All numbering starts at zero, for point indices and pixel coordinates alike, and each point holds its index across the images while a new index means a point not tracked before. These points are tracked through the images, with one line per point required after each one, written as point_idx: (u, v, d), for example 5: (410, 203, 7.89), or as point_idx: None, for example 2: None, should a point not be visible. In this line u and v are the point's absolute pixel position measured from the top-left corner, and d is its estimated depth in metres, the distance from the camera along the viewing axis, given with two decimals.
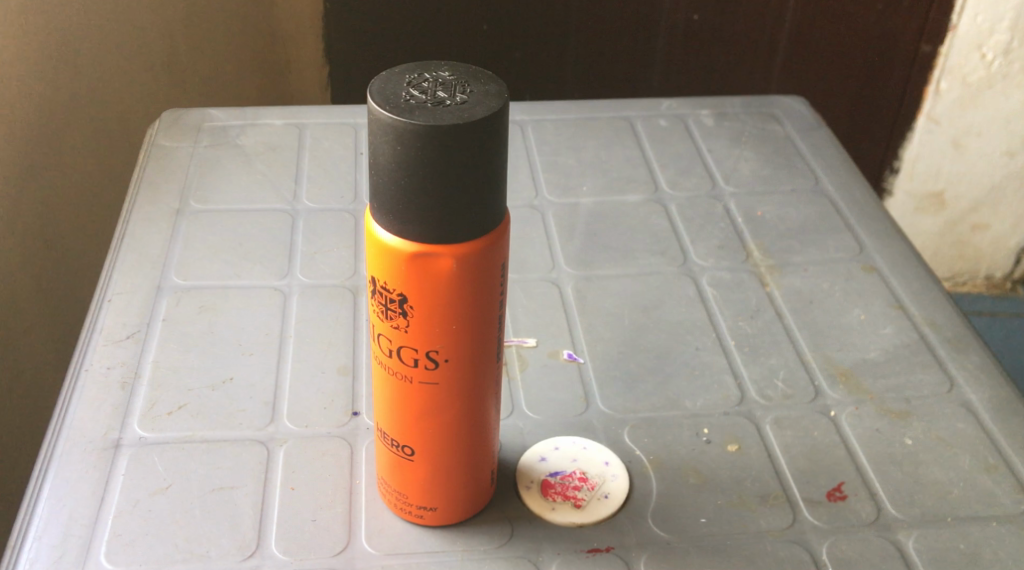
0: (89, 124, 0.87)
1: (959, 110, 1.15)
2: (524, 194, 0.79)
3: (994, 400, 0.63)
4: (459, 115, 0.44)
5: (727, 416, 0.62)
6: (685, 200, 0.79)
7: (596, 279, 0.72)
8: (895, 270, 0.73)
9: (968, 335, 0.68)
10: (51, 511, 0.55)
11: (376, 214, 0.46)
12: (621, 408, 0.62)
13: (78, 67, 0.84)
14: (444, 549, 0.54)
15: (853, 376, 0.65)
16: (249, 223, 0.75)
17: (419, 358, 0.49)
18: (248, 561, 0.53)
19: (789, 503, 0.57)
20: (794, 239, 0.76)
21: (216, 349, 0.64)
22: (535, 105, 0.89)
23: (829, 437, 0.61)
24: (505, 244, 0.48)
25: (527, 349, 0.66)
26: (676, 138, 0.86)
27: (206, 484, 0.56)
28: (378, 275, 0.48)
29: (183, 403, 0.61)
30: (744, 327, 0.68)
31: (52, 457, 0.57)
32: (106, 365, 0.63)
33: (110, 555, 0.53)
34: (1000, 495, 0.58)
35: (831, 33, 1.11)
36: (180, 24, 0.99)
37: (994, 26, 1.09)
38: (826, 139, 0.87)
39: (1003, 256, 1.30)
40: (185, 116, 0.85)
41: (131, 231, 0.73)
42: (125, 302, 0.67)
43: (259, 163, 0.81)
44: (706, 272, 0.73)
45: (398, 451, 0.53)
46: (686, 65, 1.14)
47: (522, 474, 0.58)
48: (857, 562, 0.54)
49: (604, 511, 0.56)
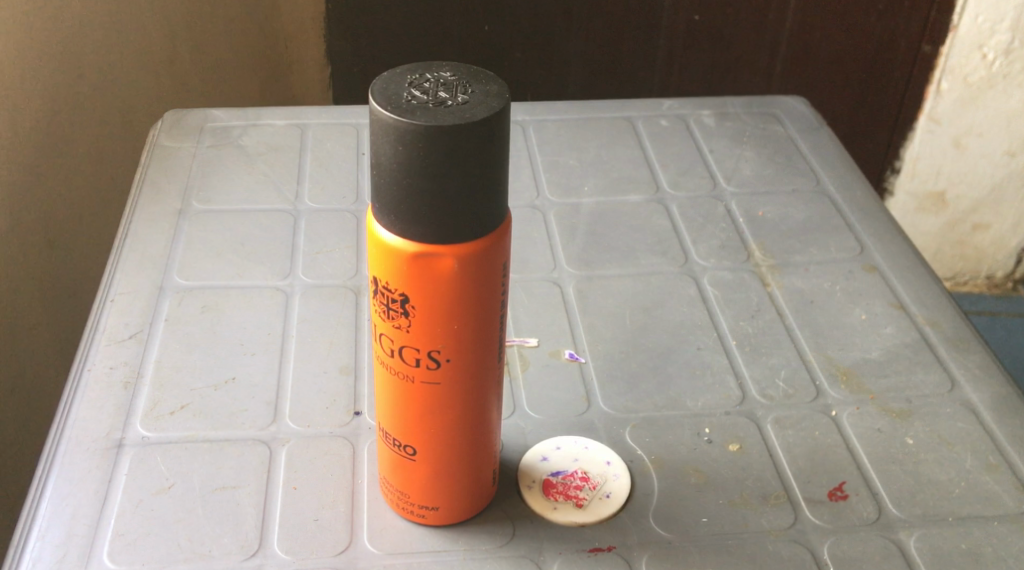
0: (91, 126, 0.87)
1: (959, 110, 1.16)
2: (526, 194, 0.79)
3: (995, 400, 0.63)
4: (461, 115, 0.44)
5: (729, 416, 0.62)
6: (686, 200, 0.80)
7: (597, 279, 0.72)
8: (895, 270, 0.73)
9: (970, 335, 0.68)
10: (54, 511, 0.55)
11: (377, 214, 0.47)
12: (622, 408, 0.63)
13: (79, 68, 0.85)
14: (446, 549, 0.54)
15: (854, 375, 0.65)
16: (251, 223, 0.75)
17: (420, 358, 0.49)
18: (250, 561, 0.53)
19: (791, 503, 0.57)
20: (795, 239, 0.76)
21: (217, 349, 0.64)
22: (536, 106, 0.89)
23: (831, 437, 0.61)
24: (506, 245, 0.48)
25: (529, 349, 0.66)
26: (677, 138, 0.86)
27: (208, 483, 0.57)
28: (379, 276, 0.48)
29: (185, 403, 0.61)
30: (745, 327, 0.68)
31: (54, 457, 0.57)
32: (108, 365, 0.63)
33: (112, 555, 0.53)
34: (1002, 494, 0.58)
35: (831, 33, 1.11)
36: (181, 24, 0.99)
37: (995, 27, 1.09)
38: (827, 138, 0.87)
39: (1003, 256, 1.30)
40: (187, 116, 0.85)
41: (133, 232, 0.73)
42: (128, 302, 0.67)
43: (261, 163, 0.81)
44: (707, 272, 0.73)
45: (400, 451, 0.53)
46: (686, 64, 1.14)
47: (523, 474, 0.58)
48: (858, 562, 0.54)
49: (605, 511, 0.56)
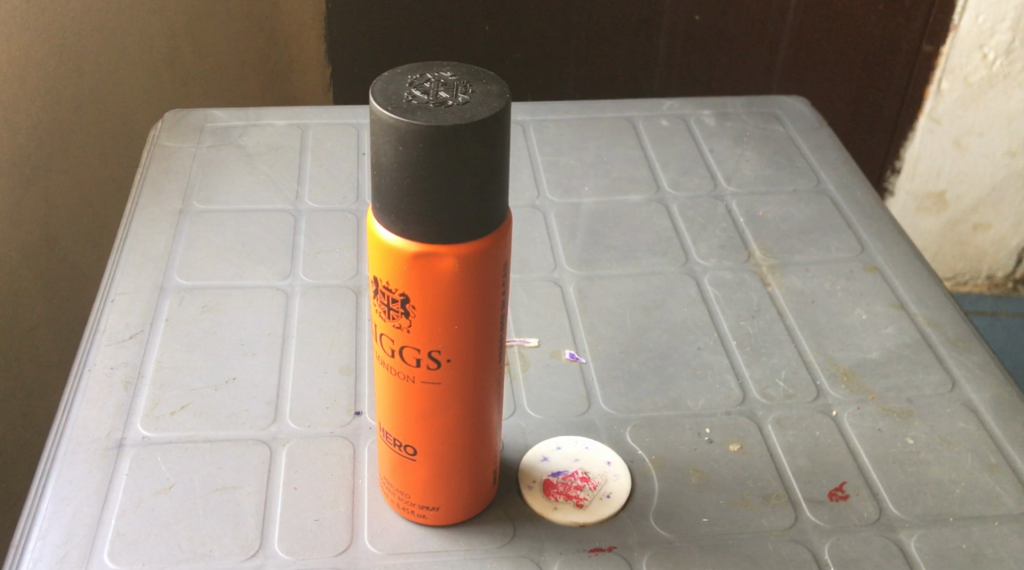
0: (92, 127, 0.87)
1: (959, 110, 1.16)
2: (526, 194, 0.79)
3: (995, 400, 0.63)
4: (461, 115, 0.44)
5: (729, 416, 0.62)
6: (686, 200, 0.80)
7: (597, 279, 0.72)
8: (895, 269, 0.73)
9: (970, 335, 0.68)
10: (55, 511, 0.55)
11: (378, 215, 0.47)
12: (622, 408, 0.63)
13: (79, 68, 0.85)
14: (446, 549, 0.54)
15: (854, 375, 0.65)
16: (252, 223, 0.75)
17: (421, 358, 0.49)
18: (250, 561, 0.53)
19: (791, 503, 0.57)
20: (796, 239, 0.76)
21: (218, 350, 0.64)
22: (536, 106, 0.89)
23: (832, 437, 0.61)
24: (506, 245, 0.48)
25: (530, 349, 0.66)
26: (677, 138, 0.86)
27: (209, 483, 0.57)
28: (380, 276, 0.48)
29: (186, 404, 0.61)
30: (746, 326, 0.68)
31: (55, 457, 0.57)
32: (109, 365, 0.63)
33: (112, 555, 0.53)
34: (1002, 494, 0.58)
35: (832, 33, 1.11)
36: (181, 24, 0.99)
37: (995, 26, 1.09)
38: (828, 138, 0.87)
39: (1004, 256, 1.30)
40: (187, 116, 0.85)
41: (133, 232, 0.73)
42: (128, 302, 0.67)
43: (262, 163, 0.81)
44: (707, 272, 0.73)
45: (401, 451, 0.53)
46: (687, 64, 1.14)
47: (524, 474, 0.58)
48: (859, 562, 0.54)
49: (605, 511, 0.56)
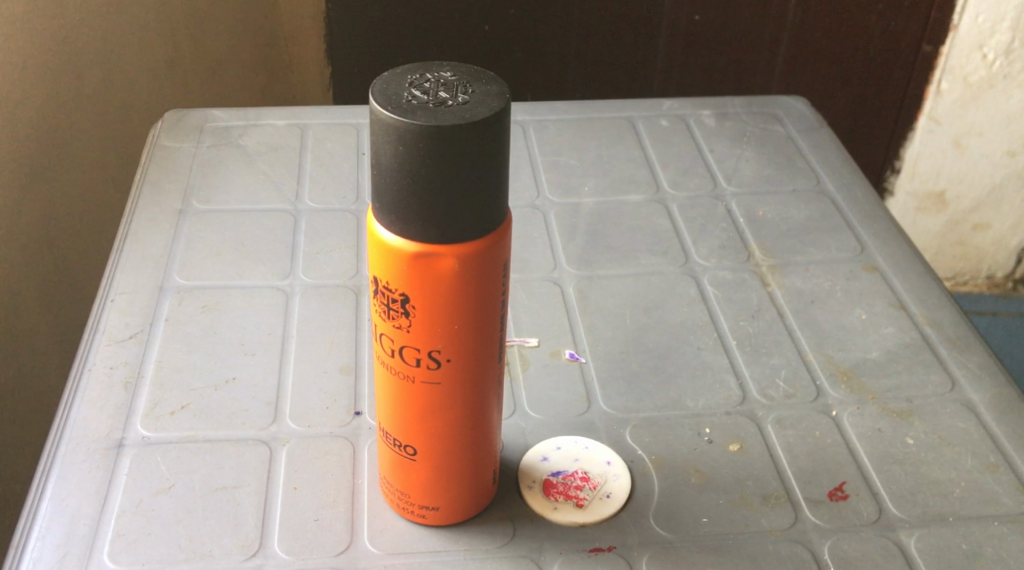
0: (91, 127, 0.87)
1: (959, 110, 1.16)
2: (525, 194, 0.79)
3: (995, 400, 0.63)
4: (461, 115, 0.44)
5: (729, 416, 0.62)
6: (686, 200, 0.80)
7: (597, 279, 0.72)
8: (895, 270, 0.73)
9: (970, 335, 0.68)
10: (54, 511, 0.55)
11: (377, 214, 0.47)
12: (622, 408, 0.63)
13: (78, 68, 0.85)
14: (446, 549, 0.54)
15: (854, 376, 0.65)
16: (251, 223, 0.75)
17: (420, 358, 0.49)
18: (250, 561, 0.53)
19: (791, 503, 0.57)
20: (796, 238, 0.76)
21: (218, 350, 0.64)
22: (535, 106, 0.89)
23: (832, 437, 0.61)
24: (506, 245, 0.48)
25: (529, 349, 0.66)
26: (676, 138, 0.86)
27: (208, 483, 0.57)
28: (380, 276, 0.48)
29: (186, 404, 0.61)
30: (746, 326, 0.68)
31: (54, 457, 0.57)
32: (109, 365, 0.63)
33: (112, 555, 0.53)
34: (1001, 494, 0.58)
35: (831, 33, 1.11)
36: (181, 24, 0.99)
37: (994, 26, 1.10)
38: (827, 139, 0.87)
39: (1003, 256, 1.30)
40: (186, 116, 0.85)
41: (133, 232, 0.73)
42: (128, 302, 0.67)
43: (263, 163, 0.81)
44: (707, 272, 0.73)
45: (401, 451, 0.53)
46: (687, 64, 1.14)
47: (523, 474, 0.58)
48: (859, 562, 0.54)
49: (605, 511, 0.56)
